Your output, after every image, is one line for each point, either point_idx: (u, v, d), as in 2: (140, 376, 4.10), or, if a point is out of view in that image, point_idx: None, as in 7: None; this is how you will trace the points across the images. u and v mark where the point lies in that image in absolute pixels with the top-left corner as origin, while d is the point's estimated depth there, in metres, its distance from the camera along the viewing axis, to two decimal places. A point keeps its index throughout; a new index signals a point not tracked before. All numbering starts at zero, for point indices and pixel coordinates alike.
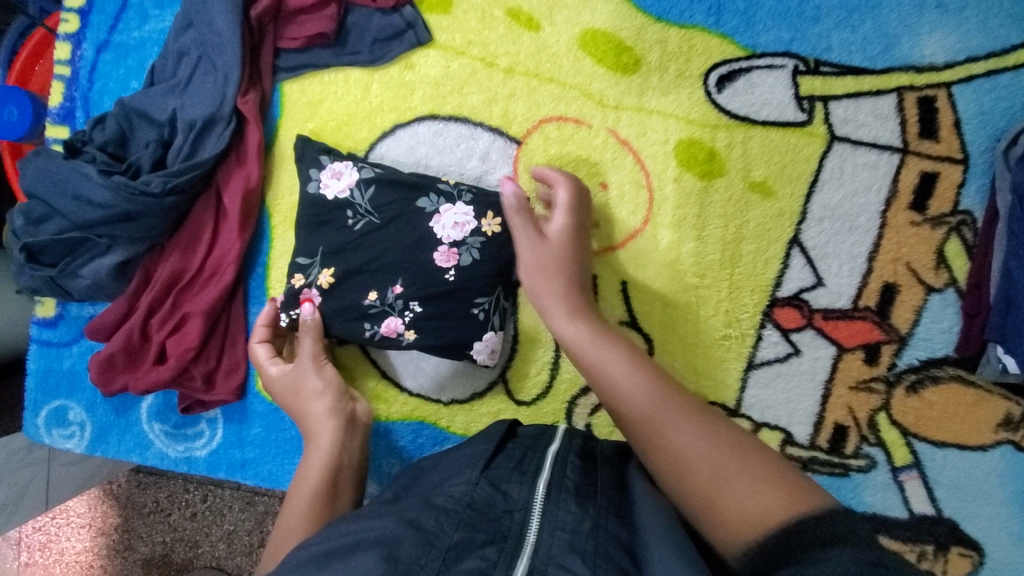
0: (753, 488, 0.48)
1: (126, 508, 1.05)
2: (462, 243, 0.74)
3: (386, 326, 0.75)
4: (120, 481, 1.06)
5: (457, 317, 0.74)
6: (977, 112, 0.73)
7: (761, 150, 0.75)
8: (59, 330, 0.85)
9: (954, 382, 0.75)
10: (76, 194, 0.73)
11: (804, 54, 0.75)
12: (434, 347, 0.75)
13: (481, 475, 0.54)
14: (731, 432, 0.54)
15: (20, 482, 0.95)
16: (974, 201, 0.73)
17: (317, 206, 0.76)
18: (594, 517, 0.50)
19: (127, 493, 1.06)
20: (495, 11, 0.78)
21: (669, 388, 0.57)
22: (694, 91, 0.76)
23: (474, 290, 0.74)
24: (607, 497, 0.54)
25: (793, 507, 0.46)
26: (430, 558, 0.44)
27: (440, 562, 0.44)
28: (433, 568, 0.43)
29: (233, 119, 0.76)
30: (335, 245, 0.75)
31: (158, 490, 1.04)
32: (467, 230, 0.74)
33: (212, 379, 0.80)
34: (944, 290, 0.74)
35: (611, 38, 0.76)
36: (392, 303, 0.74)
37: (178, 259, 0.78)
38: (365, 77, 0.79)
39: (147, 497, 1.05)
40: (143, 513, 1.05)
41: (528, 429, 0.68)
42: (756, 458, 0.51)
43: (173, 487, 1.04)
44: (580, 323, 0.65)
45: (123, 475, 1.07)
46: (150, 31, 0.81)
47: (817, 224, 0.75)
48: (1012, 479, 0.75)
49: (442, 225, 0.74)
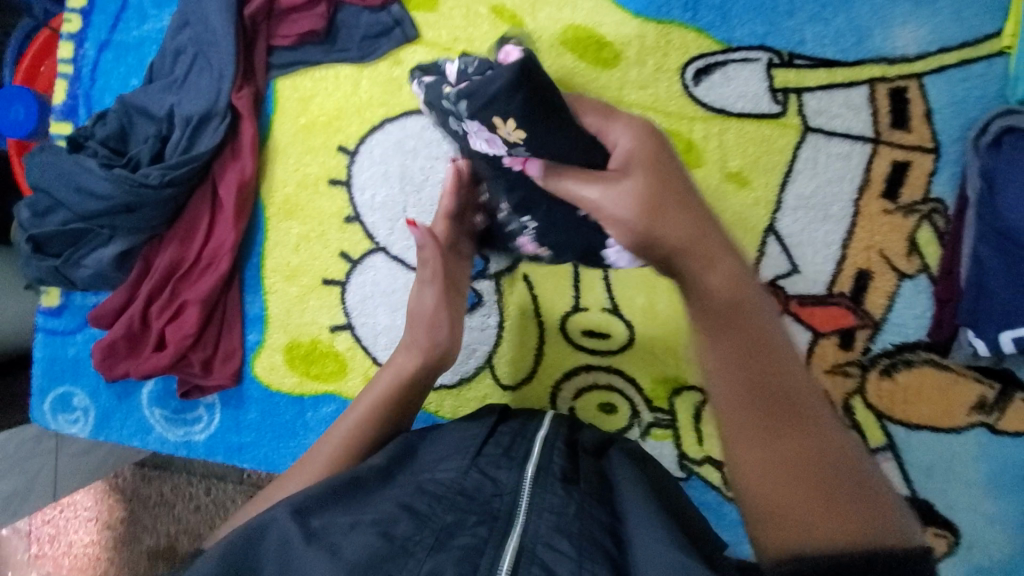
0: (828, 528, 0.39)
1: (131, 502, 1.09)
2: (509, 150, 0.49)
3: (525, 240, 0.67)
4: (126, 474, 1.10)
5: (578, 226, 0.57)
6: (949, 102, 0.75)
7: (737, 141, 0.78)
8: (64, 319, 0.88)
9: (927, 366, 0.77)
10: (78, 186, 0.76)
11: (779, 47, 0.77)
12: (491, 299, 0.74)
13: (471, 463, 0.56)
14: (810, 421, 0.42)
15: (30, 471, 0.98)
16: (946, 188, 0.75)
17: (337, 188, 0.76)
18: (579, 504, 0.53)
19: (133, 486, 1.09)
20: (479, 8, 0.80)
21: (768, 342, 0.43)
22: (673, 84, 0.78)
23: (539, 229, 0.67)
24: (590, 484, 0.57)
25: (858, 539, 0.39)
26: (424, 536, 0.47)
27: (434, 538, 0.47)
28: (426, 545, 0.46)
29: (229, 114, 0.79)
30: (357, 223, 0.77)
31: (162, 484, 1.08)
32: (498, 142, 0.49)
33: (210, 365, 0.84)
34: (917, 276, 0.76)
35: (592, 33, 0.79)
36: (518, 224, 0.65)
37: (176, 249, 0.81)
38: (355, 73, 0.82)
39: (152, 489, 1.08)
40: (149, 506, 1.08)
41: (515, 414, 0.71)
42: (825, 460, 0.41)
43: (177, 480, 1.07)
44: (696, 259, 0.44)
45: (129, 468, 1.10)
46: (149, 30, 0.85)
47: (792, 212, 0.78)
48: (986, 460, 0.77)
49: (479, 145, 0.54)
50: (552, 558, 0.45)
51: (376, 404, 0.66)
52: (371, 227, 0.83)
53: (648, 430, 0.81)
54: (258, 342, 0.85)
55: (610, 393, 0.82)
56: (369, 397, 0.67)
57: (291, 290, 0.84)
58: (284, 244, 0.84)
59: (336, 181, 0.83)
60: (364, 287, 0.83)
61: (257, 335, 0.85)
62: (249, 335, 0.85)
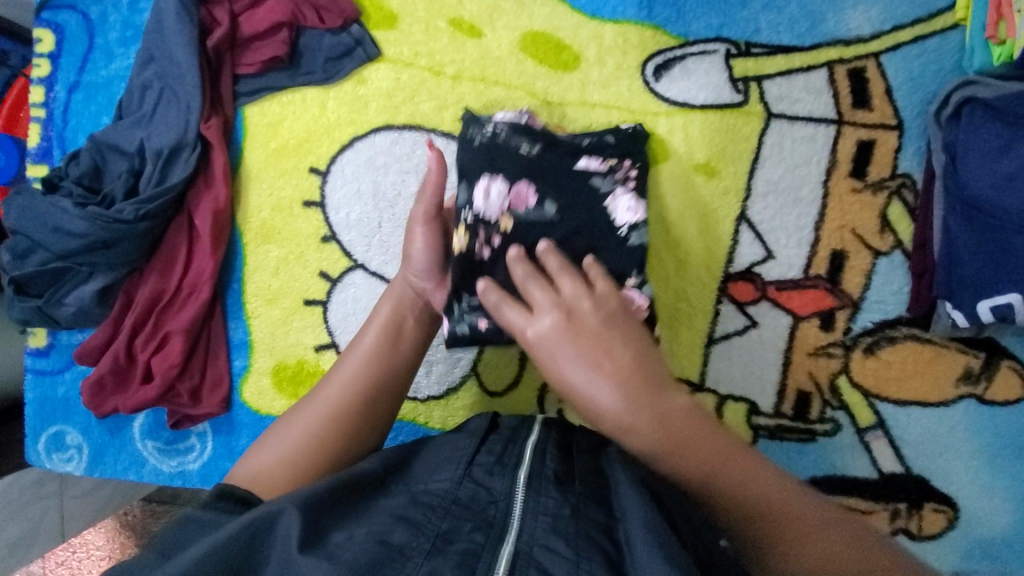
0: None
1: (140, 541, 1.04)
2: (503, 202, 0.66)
3: (519, 193, 0.66)
4: (134, 511, 1.06)
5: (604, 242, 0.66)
6: (907, 78, 0.76)
7: (702, 133, 0.78)
8: (52, 359, 0.89)
9: (909, 341, 0.77)
10: (55, 226, 0.77)
11: (735, 37, 0.78)
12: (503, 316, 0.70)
13: (465, 472, 0.53)
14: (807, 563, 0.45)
15: (34, 515, 0.97)
16: (912, 163, 0.76)
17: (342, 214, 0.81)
18: (575, 505, 0.49)
19: (142, 523, 1.05)
20: (439, 22, 0.81)
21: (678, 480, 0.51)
22: (634, 81, 0.79)
23: None
24: (585, 483, 0.52)
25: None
26: (421, 541, 0.45)
27: (431, 544, 0.44)
28: (423, 550, 0.44)
29: (199, 144, 0.80)
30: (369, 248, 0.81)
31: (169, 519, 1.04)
32: (496, 240, 0.66)
33: (198, 394, 0.84)
34: (891, 252, 0.77)
35: (550, 38, 0.80)
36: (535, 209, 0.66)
37: (156, 281, 0.82)
38: (321, 94, 0.83)
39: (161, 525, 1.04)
40: None
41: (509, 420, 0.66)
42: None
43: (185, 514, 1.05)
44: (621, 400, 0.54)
45: (137, 504, 1.07)
46: (117, 69, 0.86)
47: (763, 199, 0.78)
48: (977, 431, 0.77)
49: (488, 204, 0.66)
50: (549, 560, 0.43)
51: (362, 372, 0.62)
52: (348, 245, 0.83)
53: None
54: (245, 367, 0.86)
55: None
56: (350, 365, 0.63)
57: (274, 313, 0.85)
58: (263, 268, 0.85)
59: (310, 202, 0.84)
60: (346, 304, 0.84)
61: (243, 360, 0.86)
62: (235, 360, 0.86)
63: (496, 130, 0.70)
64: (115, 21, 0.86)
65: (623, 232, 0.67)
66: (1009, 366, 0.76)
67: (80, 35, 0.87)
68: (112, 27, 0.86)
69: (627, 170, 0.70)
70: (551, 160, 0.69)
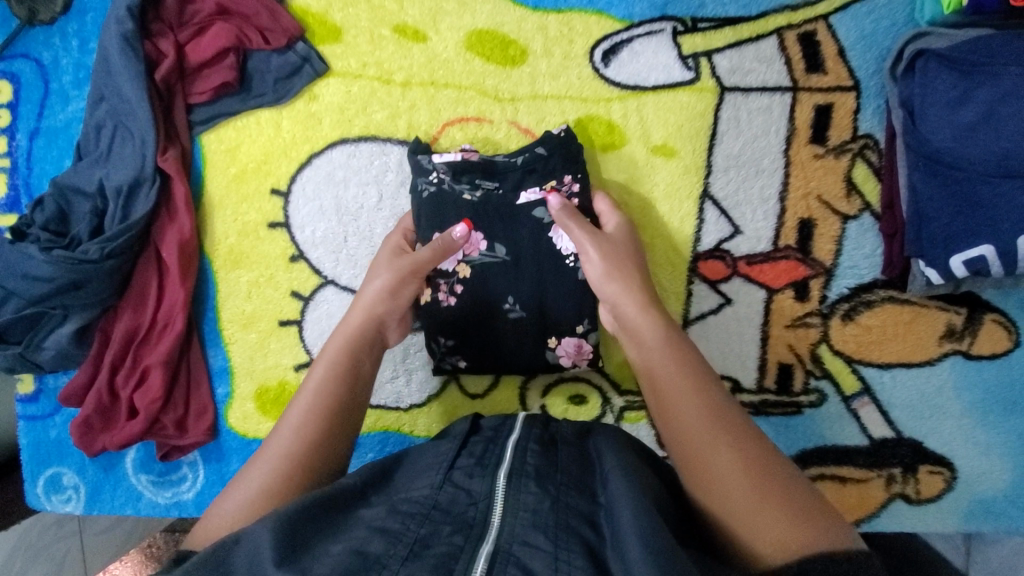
0: (774, 521, 0.42)
1: None
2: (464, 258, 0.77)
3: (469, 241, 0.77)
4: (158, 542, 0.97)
5: (551, 274, 0.77)
6: (859, 37, 0.74)
7: (656, 114, 0.78)
8: (40, 404, 0.90)
9: (888, 304, 0.76)
10: (23, 272, 0.78)
11: (680, 14, 0.76)
12: (472, 345, 0.78)
13: (445, 477, 0.48)
14: (780, 469, 0.46)
15: (56, 555, 0.95)
16: (873, 123, 0.75)
17: (314, 240, 0.84)
18: (555, 495, 0.46)
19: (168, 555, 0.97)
20: (383, 30, 0.81)
21: (704, 392, 0.51)
22: (583, 69, 0.78)
23: (503, 291, 0.77)
24: (568, 474, 0.49)
25: (800, 525, 0.42)
26: (398, 549, 0.40)
27: (408, 550, 0.40)
28: (400, 557, 0.39)
29: (157, 177, 0.80)
30: (339, 270, 0.84)
31: None
32: (457, 288, 0.77)
33: (184, 425, 0.85)
34: (860, 216, 0.76)
35: (495, 34, 0.79)
36: (492, 251, 0.77)
37: (130, 317, 0.83)
38: (275, 116, 0.83)
39: None
40: None
41: (490, 420, 0.61)
42: (792, 494, 0.44)
43: None
44: (654, 326, 0.59)
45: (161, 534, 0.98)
46: (73, 111, 0.87)
47: (724, 174, 0.77)
48: (967, 389, 0.75)
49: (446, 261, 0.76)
50: (529, 555, 0.40)
51: (334, 376, 0.57)
52: (317, 262, 0.84)
53: (621, 415, 0.82)
54: (228, 394, 0.87)
55: (578, 384, 0.82)
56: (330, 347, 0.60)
57: (251, 337, 0.86)
58: (236, 293, 0.85)
59: (275, 223, 0.84)
60: (320, 321, 0.84)
61: (226, 387, 0.87)
62: (218, 388, 0.87)
63: (440, 178, 0.77)
64: (67, 64, 0.86)
65: (570, 262, 0.76)
66: (993, 319, 0.74)
67: (35, 81, 0.87)
68: (65, 70, 0.87)
69: (569, 188, 0.76)
70: (495, 199, 0.77)
